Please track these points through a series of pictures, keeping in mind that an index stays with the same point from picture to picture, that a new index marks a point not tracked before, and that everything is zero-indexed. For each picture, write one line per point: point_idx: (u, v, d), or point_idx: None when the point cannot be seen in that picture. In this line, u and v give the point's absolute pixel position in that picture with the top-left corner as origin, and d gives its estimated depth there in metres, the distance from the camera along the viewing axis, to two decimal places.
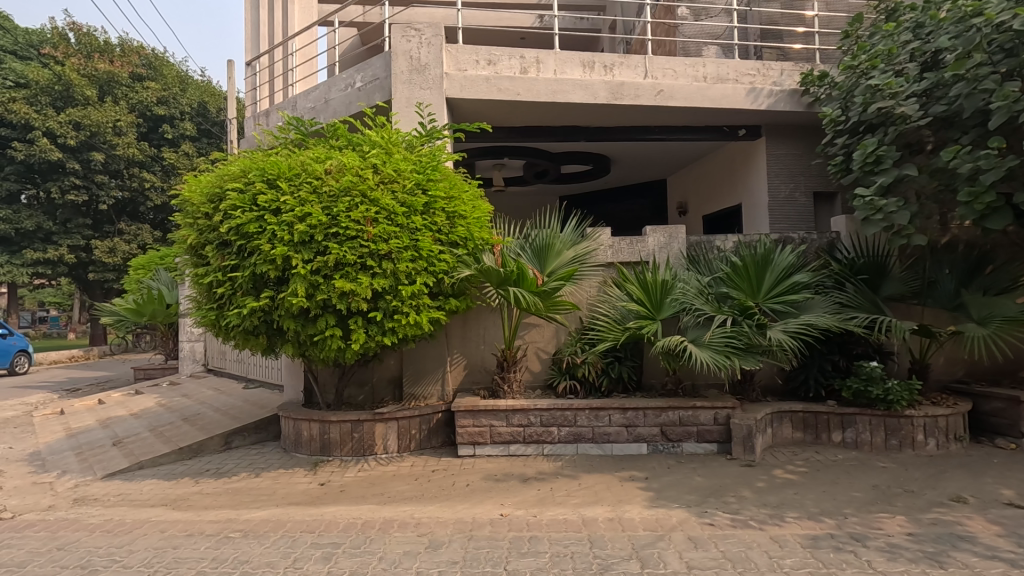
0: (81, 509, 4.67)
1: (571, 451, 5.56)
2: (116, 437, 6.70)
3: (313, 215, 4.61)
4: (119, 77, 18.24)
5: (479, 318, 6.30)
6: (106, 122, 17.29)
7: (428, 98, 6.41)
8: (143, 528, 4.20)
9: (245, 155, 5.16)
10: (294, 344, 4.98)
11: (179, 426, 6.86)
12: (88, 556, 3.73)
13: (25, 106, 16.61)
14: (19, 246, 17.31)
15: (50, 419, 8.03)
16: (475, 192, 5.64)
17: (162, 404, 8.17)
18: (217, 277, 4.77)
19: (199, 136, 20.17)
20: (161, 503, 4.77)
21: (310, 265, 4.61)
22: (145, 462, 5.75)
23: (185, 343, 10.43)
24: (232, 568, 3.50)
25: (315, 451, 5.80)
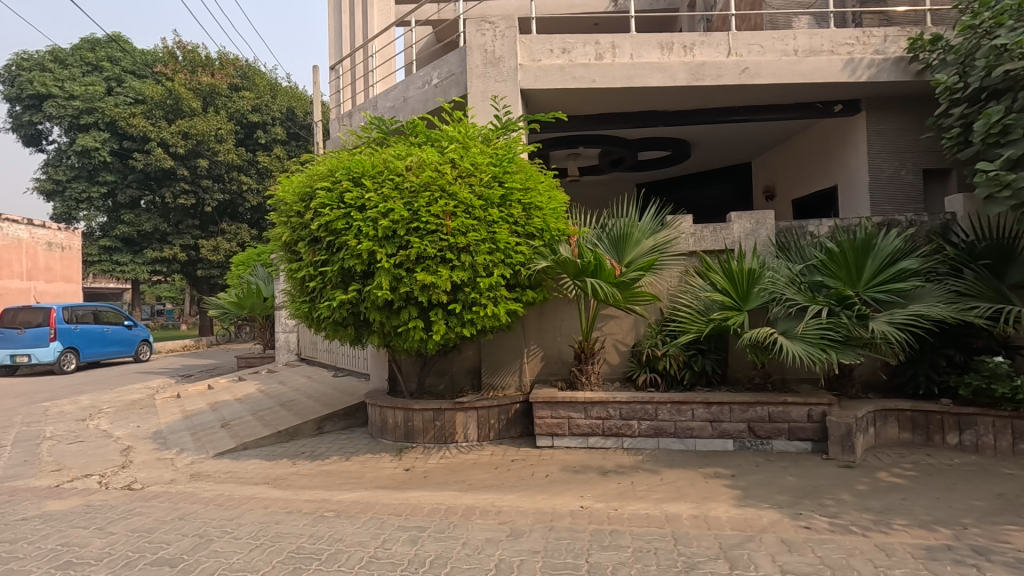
0: (197, 484, 5.16)
1: (652, 445, 5.43)
2: (224, 420, 7.33)
3: (395, 211, 4.76)
4: (220, 88, 19.72)
5: (556, 309, 6.29)
6: (210, 131, 18.84)
7: (503, 91, 6.43)
8: (249, 503, 4.57)
9: (332, 155, 5.41)
10: (379, 335, 5.21)
11: (276, 411, 7.40)
12: (204, 526, 4.11)
13: (143, 120, 18.43)
14: (141, 247, 19.32)
15: (169, 401, 8.92)
16: (551, 182, 5.62)
17: (262, 390, 8.85)
18: (310, 271, 5.05)
19: (288, 140, 21.56)
20: (264, 481, 5.17)
21: (393, 259, 4.78)
22: (249, 443, 6.24)
23: (281, 333, 11.21)
24: (328, 545, 3.73)
25: (400, 438, 6.05)
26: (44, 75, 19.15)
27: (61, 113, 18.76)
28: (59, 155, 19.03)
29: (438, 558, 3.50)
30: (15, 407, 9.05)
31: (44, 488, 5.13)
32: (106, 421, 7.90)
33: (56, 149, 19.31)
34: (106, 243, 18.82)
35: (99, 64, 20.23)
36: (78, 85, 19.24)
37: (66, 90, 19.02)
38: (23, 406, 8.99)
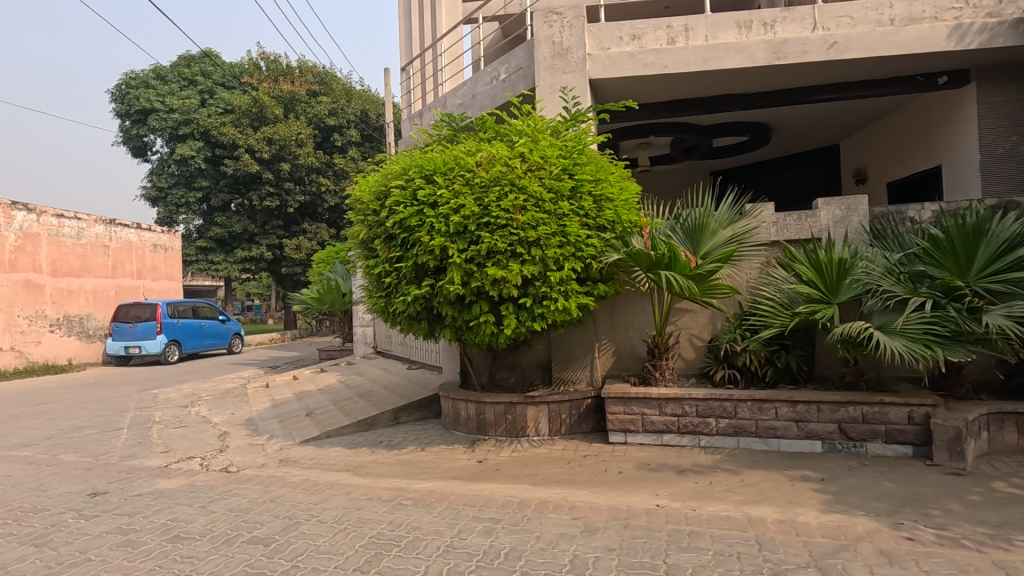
0: (286, 469, 5.50)
1: (731, 444, 5.20)
2: (309, 409, 7.76)
3: (466, 206, 4.81)
4: (299, 95, 20.80)
5: (628, 303, 6.16)
6: (291, 136, 19.95)
7: (572, 82, 6.34)
8: (333, 489, 4.81)
9: (405, 154, 5.54)
10: (451, 329, 5.31)
11: (355, 401, 7.74)
12: (293, 509, 4.37)
13: (232, 128, 19.79)
14: (232, 247, 20.81)
15: (260, 391, 9.57)
16: (622, 172, 5.50)
17: (342, 381, 9.30)
18: (385, 268, 5.22)
19: (363, 141, 22.46)
20: (345, 468, 5.43)
21: (465, 254, 4.83)
22: (331, 432, 6.56)
23: (359, 327, 11.73)
24: (406, 532, 3.85)
25: (472, 430, 6.15)
26: (148, 91, 20.99)
27: (162, 126, 20.51)
28: (162, 164, 20.83)
29: (513, 551, 3.53)
30: (130, 394, 10.04)
31: (155, 467, 5.64)
32: (206, 408, 8.59)
33: (159, 159, 21.15)
34: (202, 244, 20.40)
35: (195, 79, 21.92)
36: (176, 99, 20.93)
37: (166, 104, 20.75)
38: (137, 393, 9.95)
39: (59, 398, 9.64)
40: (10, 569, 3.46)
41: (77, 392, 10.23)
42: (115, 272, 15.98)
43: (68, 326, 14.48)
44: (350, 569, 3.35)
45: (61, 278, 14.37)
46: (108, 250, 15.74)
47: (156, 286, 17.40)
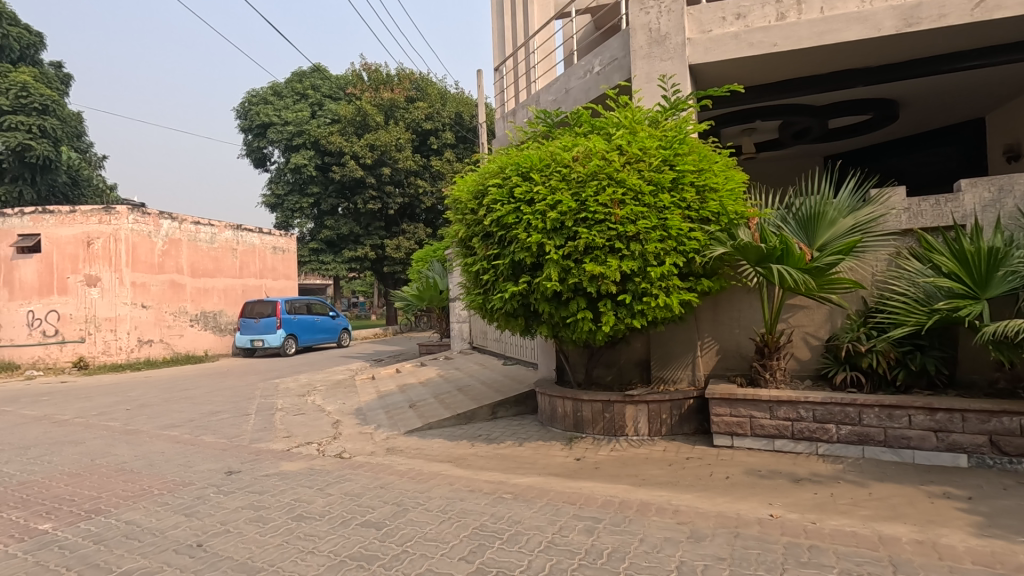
0: (393, 457, 5.80)
1: (855, 453, 4.75)
2: (412, 401, 8.13)
3: (563, 202, 4.78)
4: (399, 101, 21.81)
5: (733, 299, 5.83)
6: (391, 141, 21.00)
7: (670, 69, 6.09)
8: (437, 479, 5.00)
9: (502, 152, 5.60)
10: (548, 326, 5.30)
11: (454, 395, 8.00)
12: (401, 496, 4.59)
13: (339, 137, 21.15)
14: (340, 248, 22.32)
15: (367, 382, 10.19)
16: (726, 161, 5.23)
17: (442, 375, 9.67)
18: (483, 265, 5.30)
19: (457, 143, 23.18)
20: (447, 459, 5.62)
21: (562, 251, 4.80)
22: (433, 424, 6.81)
23: (456, 323, 12.11)
24: (508, 526, 3.90)
25: (569, 427, 6.12)
26: (267, 107, 22.98)
27: (280, 138, 22.39)
28: (279, 173, 22.75)
29: (616, 552, 3.45)
30: (256, 382, 11.08)
31: (279, 451, 6.19)
32: (320, 397, 9.28)
33: (277, 168, 23.13)
34: (314, 246, 22.03)
35: (306, 93, 23.71)
36: (291, 113, 22.74)
37: (282, 118, 22.60)
38: (261, 382, 10.98)
39: (199, 385, 10.86)
40: (167, 534, 3.94)
41: (213, 380, 11.47)
42: (242, 272, 17.71)
43: (204, 321, 16.28)
44: (456, 558, 3.45)
45: (198, 278, 16.17)
46: (236, 253, 17.49)
47: (276, 285, 19.07)
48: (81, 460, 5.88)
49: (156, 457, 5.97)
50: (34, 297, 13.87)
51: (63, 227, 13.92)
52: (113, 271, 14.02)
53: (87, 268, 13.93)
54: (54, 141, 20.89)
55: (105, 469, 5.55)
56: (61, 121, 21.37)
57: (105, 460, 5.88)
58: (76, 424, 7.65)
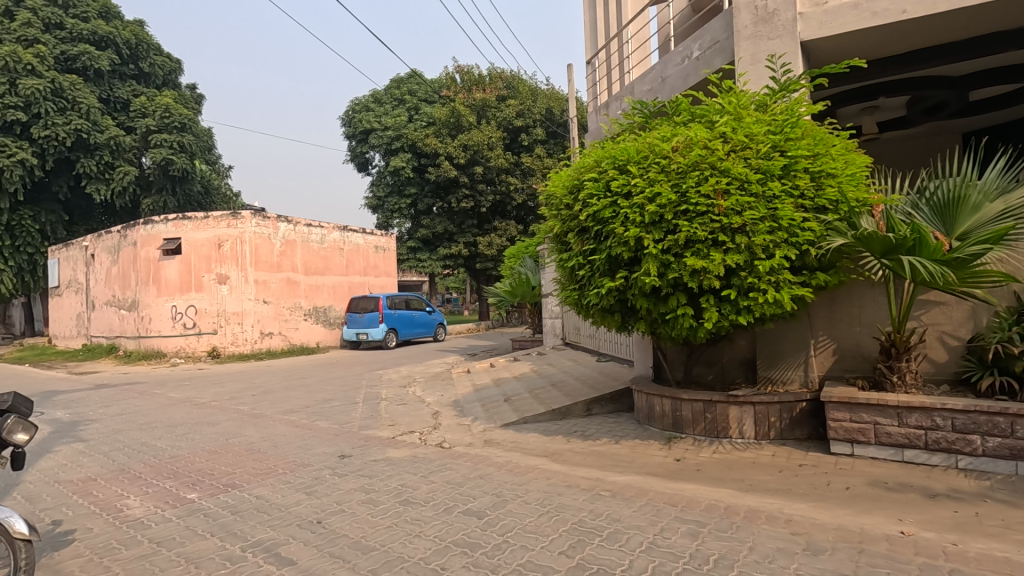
0: (491, 449, 5.95)
1: (1007, 470, 4.18)
2: (507, 395, 8.29)
3: (662, 194, 4.62)
4: (490, 101, 22.25)
5: (853, 295, 5.36)
6: (484, 140, 21.48)
7: (779, 48, 5.70)
8: (534, 473, 5.05)
9: (597, 146, 5.51)
10: (646, 322, 5.17)
11: (548, 390, 8.03)
12: (500, 487, 4.69)
13: (435, 139, 21.89)
14: (436, 246, 23.19)
15: (463, 375, 10.53)
16: (845, 144, 4.83)
17: (535, 370, 9.76)
18: (578, 261, 5.24)
19: (548, 139, 23.28)
20: (544, 454, 5.66)
21: (661, 245, 4.63)
22: (528, 418, 6.88)
23: (548, 319, 12.17)
24: (607, 523, 3.86)
25: (667, 426, 5.93)
26: (369, 114, 24.31)
27: (380, 143, 23.56)
28: (380, 176, 23.91)
29: (723, 559, 3.30)
30: (362, 373, 11.82)
31: (385, 438, 6.56)
32: (420, 389, 9.71)
33: (378, 171, 24.38)
34: (412, 245, 23.03)
35: (404, 98, 24.81)
36: (390, 118, 23.89)
37: (383, 123, 23.78)
38: (366, 373, 11.69)
39: (313, 374, 11.78)
40: (292, 510, 4.32)
41: (324, 371, 12.40)
42: (348, 270, 18.94)
43: (316, 315, 17.61)
44: (556, 552, 3.47)
45: (310, 276, 17.50)
46: (342, 252, 18.73)
47: (378, 282, 20.18)
48: (218, 439, 6.60)
49: (278, 439, 6.55)
50: (176, 294, 15.69)
51: (198, 232, 15.60)
52: (239, 270, 15.61)
53: (219, 267, 15.56)
54: (191, 154, 23.48)
55: (238, 448, 6.19)
56: (196, 137, 23.97)
57: (238, 440, 6.56)
58: (212, 407, 8.59)
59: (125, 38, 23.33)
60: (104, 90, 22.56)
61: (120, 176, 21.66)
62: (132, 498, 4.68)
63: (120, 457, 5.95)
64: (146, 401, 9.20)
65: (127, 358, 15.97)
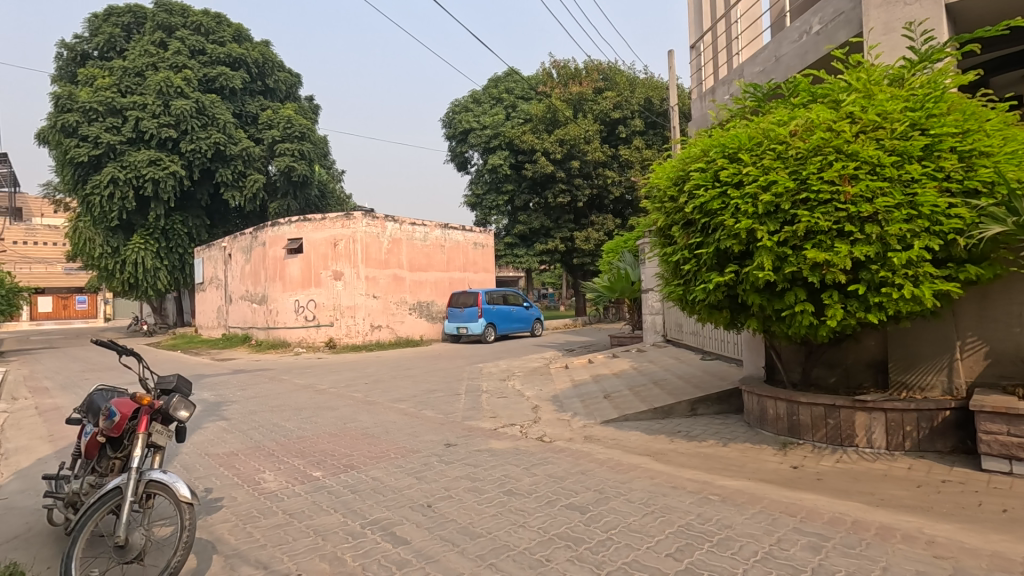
0: (592, 445, 5.91)
1: None
2: (606, 391, 8.19)
3: (779, 182, 4.31)
4: (587, 94, 22.07)
5: (1011, 290, 4.69)
6: (580, 134, 21.34)
7: (918, 14, 5.11)
8: (637, 471, 4.95)
9: (705, 134, 5.26)
10: (759, 320, 4.87)
11: (650, 388, 7.83)
12: (603, 484, 4.65)
13: (531, 135, 22.01)
14: (532, 241, 23.39)
15: (561, 371, 10.56)
16: (1001, 118, 4.26)
17: (635, 367, 9.56)
18: (683, 255, 5.02)
19: (647, 129, 22.76)
20: (646, 453, 5.54)
21: (777, 237, 4.33)
22: (629, 416, 6.75)
23: (648, 315, 11.86)
24: (717, 529, 3.70)
25: (782, 431, 5.55)
26: (468, 114, 24.92)
27: (479, 142, 24.08)
28: (478, 175, 24.42)
29: None
30: (463, 366, 12.23)
31: (488, 429, 6.76)
32: (519, 383, 9.88)
33: (477, 170, 24.94)
34: (509, 241, 23.36)
35: (501, 97, 25.24)
36: (488, 117, 24.37)
37: (481, 123, 24.30)
38: (467, 366, 12.09)
39: (418, 366, 12.38)
40: (404, 493, 4.58)
41: (428, 363, 12.99)
42: (449, 266, 19.67)
43: (419, 310, 18.49)
44: (662, 554, 3.38)
45: (415, 272, 18.39)
46: (444, 249, 19.48)
47: (478, 278, 20.75)
48: (336, 423, 7.16)
49: (389, 425, 6.98)
50: (298, 290, 17.19)
51: (317, 232, 16.97)
52: (352, 267, 16.79)
53: (334, 264, 16.82)
54: (309, 161, 25.61)
55: (354, 432, 6.67)
56: (313, 144, 26.07)
57: (354, 425, 7.07)
58: (331, 393, 9.32)
59: (255, 58, 25.86)
60: (237, 106, 25.15)
61: (251, 183, 23.99)
62: (268, 473, 5.22)
63: (256, 435, 6.64)
64: (275, 386, 10.18)
65: (258, 346, 17.77)
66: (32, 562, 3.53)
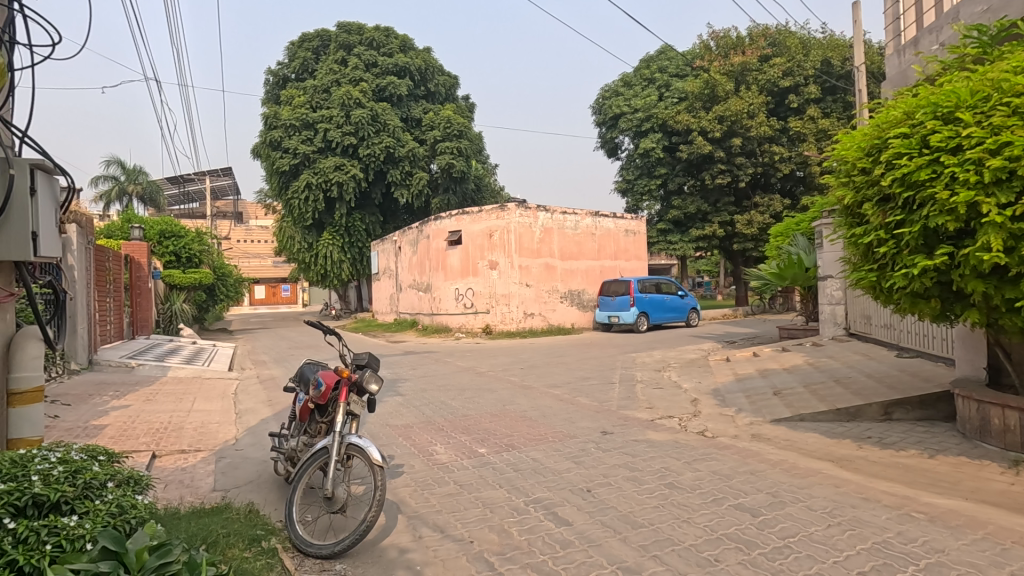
0: (761, 445, 5.47)
1: None
2: (776, 388, 7.51)
3: (1016, 143, 3.58)
4: (751, 63, 20.37)
5: None
6: (742, 108, 19.73)
7: None
8: (818, 477, 4.47)
9: (908, 94, 4.52)
10: (981, 312, 4.08)
11: (830, 387, 7.00)
12: (777, 487, 4.28)
13: (687, 114, 20.78)
14: (687, 227, 22.17)
15: (722, 364, 9.93)
16: None
17: (810, 363, 8.62)
18: (877, 236, 4.32)
19: (823, 96, 20.53)
20: (828, 458, 4.97)
21: (1012, 210, 3.59)
22: (805, 416, 6.10)
23: (826, 306, 10.61)
24: (925, 552, 3.20)
25: (1013, 446, 4.59)
26: (618, 98, 24.17)
27: (629, 126, 23.21)
28: (629, 160, 23.75)
29: None
30: (616, 355, 12.08)
31: (644, 420, 6.61)
32: (675, 374, 9.50)
33: (627, 155, 24.23)
34: (662, 227, 22.40)
35: (654, 76, 24.23)
36: (639, 99, 23.48)
37: (632, 106, 23.51)
38: (620, 355, 11.93)
39: (570, 354, 12.50)
40: (564, 476, 4.68)
41: (580, 351, 13.06)
42: (600, 255, 19.50)
43: (571, 298, 18.68)
44: (854, 571, 3.02)
45: (566, 261, 18.60)
46: (595, 238, 19.35)
47: (629, 266, 20.27)
48: (496, 404, 7.56)
49: (545, 409, 7.18)
50: (459, 279, 18.39)
51: (475, 224, 17.95)
52: (507, 256, 17.50)
53: (490, 254, 17.69)
54: (467, 157, 27.20)
55: (513, 414, 6.96)
56: (470, 141, 27.64)
57: (512, 407, 7.39)
58: (489, 377, 9.83)
59: (418, 65, 28.08)
60: (404, 111, 27.48)
61: (417, 181, 26.16)
62: (439, 446, 5.70)
63: (427, 411, 7.29)
64: (440, 368, 11.04)
65: (424, 331, 19.41)
66: (263, 502, 4.30)
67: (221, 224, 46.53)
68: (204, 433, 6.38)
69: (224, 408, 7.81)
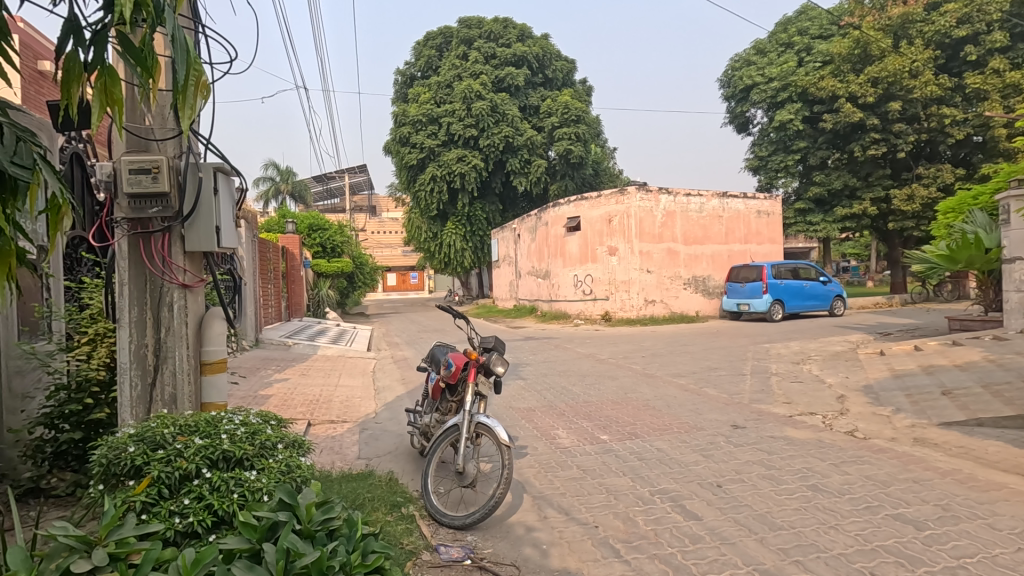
0: (926, 450, 4.81)
1: None
2: (945, 387, 6.55)
3: None
4: (915, 13, 17.76)
5: None
6: (903, 66, 17.27)
7: None
8: (1003, 492, 3.84)
9: None
10: None
11: (1019, 388, 5.93)
12: (947, 499, 3.75)
13: (832, 79, 18.65)
14: (831, 205, 19.97)
15: (874, 357, 8.87)
16: None
17: (991, 359, 7.39)
18: None
19: (1011, 44, 17.33)
20: (1016, 470, 4.24)
21: None
22: (985, 420, 5.27)
23: (1012, 293, 8.99)
24: None
25: None
26: (750, 68, 22.27)
27: (763, 97, 21.28)
28: (762, 135, 21.86)
29: None
30: (747, 345, 11.30)
31: (782, 415, 6.13)
32: (817, 367, 8.67)
33: (761, 129, 22.32)
34: (801, 206, 20.40)
35: (792, 40, 22.00)
36: (775, 67, 21.43)
37: (766, 75, 21.54)
38: (752, 346, 11.14)
39: (696, 343, 11.93)
40: (692, 468, 4.50)
41: (706, 340, 12.40)
42: (728, 238, 18.29)
43: (696, 284, 17.80)
44: None
45: (691, 245, 17.72)
46: (723, 220, 18.17)
47: (761, 250, 18.77)
48: (618, 392, 7.45)
49: (670, 399, 6.93)
50: (577, 265, 18.35)
51: (594, 209, 17.73)
52: (627, 241, 17.06)
53: (610, 240, 17.37)
54: (585, 142, 26.89)
55: (635, 403, 6.82)
56: (588, 125, 27.24)
57: (635, 395, 7.24)
58: (610, 364, 9.71)
59: (536, 53, 28.21)
60: (522, 99, 27.80)
61: (535, 168, 26.40)
62: (562, 430, 5.76)
63: (549, 395, 7.39)
64: (561, 354, 11.11)
65: (543, 317, 19.68)
66: (402, 471, 4.68)
67: (358, 217, 50.71)
68: (349, 406, 7.07)
69: (365, 385, 8.59)
